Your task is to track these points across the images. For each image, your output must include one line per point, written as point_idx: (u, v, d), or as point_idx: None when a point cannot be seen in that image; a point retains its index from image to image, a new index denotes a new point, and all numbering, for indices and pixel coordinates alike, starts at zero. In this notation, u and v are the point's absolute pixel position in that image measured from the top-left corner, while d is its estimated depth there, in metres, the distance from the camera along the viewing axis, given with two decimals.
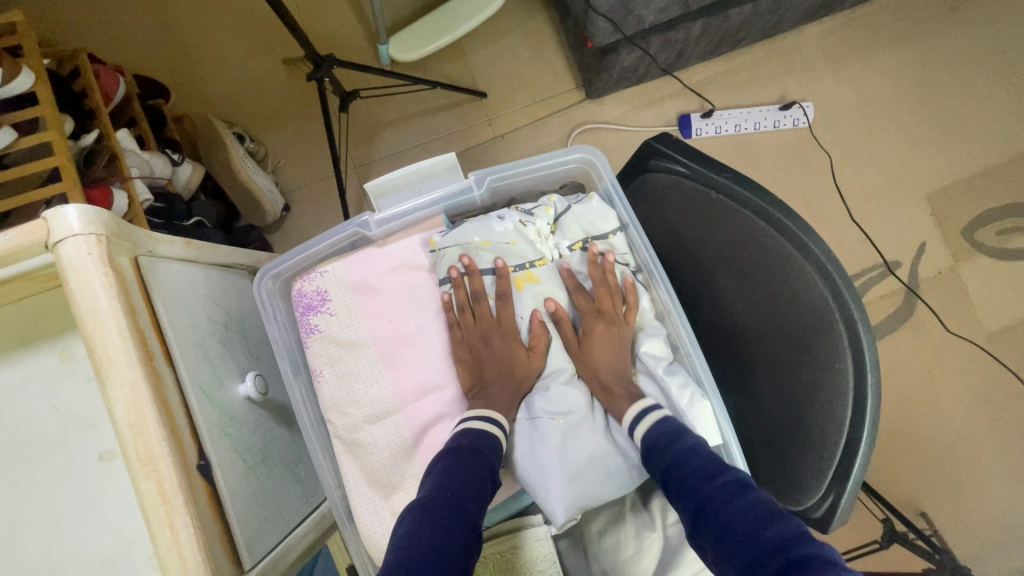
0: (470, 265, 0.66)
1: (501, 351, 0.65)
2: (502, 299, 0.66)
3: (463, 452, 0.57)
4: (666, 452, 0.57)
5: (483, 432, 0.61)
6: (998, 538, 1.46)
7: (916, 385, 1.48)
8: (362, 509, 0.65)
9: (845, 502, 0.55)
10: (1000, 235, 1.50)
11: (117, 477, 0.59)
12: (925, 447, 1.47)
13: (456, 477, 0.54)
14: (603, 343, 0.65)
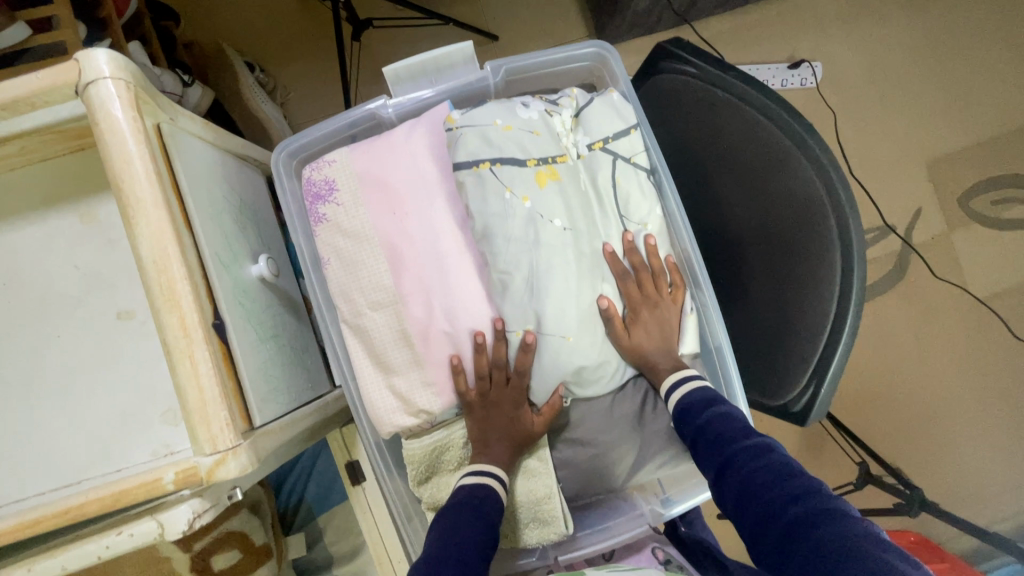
0: (501, 330, 0.57)
1: (509, 418, 0.60)
2: (520, 372, 0.59)
3: (456, 508, 0.56)
4: (696, 417, 0.58)
5: (475, 486, 0.58)
6: (966, 496, 1.51)
7: (901, 348, 1.51)
8: (370, 391, 0.62)
9: (825, 392, 0.60)
10: (996, 205, 1.51)
11: (132, 335, 0.61)
12: (905, 408, 1.51)
13: (451, 525, 0.53)
14: (645, 332, 0.61)
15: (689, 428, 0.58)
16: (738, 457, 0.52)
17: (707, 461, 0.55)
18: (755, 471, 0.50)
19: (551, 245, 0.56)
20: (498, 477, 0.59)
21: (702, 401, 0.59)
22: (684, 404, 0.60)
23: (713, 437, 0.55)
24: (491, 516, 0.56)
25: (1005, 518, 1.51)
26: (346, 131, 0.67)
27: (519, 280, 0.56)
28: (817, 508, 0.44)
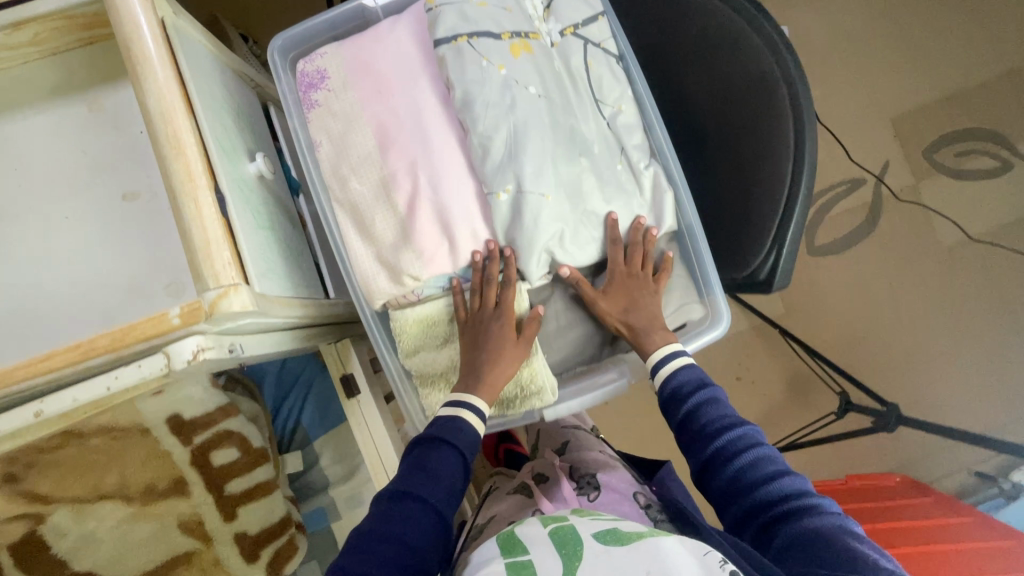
0: (494, 251, 0.62)
1: (495, 336, 0.63)
2: (506, 284, 0.64)
3: (432, 445, 0.59)
4: (688, 403, 0.63)
5: (449, 418, 0.61)
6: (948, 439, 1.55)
7: (877, 295, 1.56)
8: (359, 262, 0.64)
9: (786, 250, 0.65)
10: (959, 157, 1.59)
11: (137, 214, 0.65)
12: (885, 354, 1.55)
13: (424, 464, 0.57)
14: (622, 300, 0.67)
15: (680, 411, 0.63)
16: (732, 451, 0.58)
17: (696, 445, 0.61)
18: (749, 465, 0.57)
19: (526, 106, 0.61)
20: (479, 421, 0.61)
21: (692, 382, 0.64)
22: (674, 385, 0.64)
23: (706, 424, 0.61)
24: (462, 453, 0.59)
25: (990, 460, 1.53)
26: (331, 31, 0.72)
27: (499, 143, 0.59)
28: (804, 506, 0.53)
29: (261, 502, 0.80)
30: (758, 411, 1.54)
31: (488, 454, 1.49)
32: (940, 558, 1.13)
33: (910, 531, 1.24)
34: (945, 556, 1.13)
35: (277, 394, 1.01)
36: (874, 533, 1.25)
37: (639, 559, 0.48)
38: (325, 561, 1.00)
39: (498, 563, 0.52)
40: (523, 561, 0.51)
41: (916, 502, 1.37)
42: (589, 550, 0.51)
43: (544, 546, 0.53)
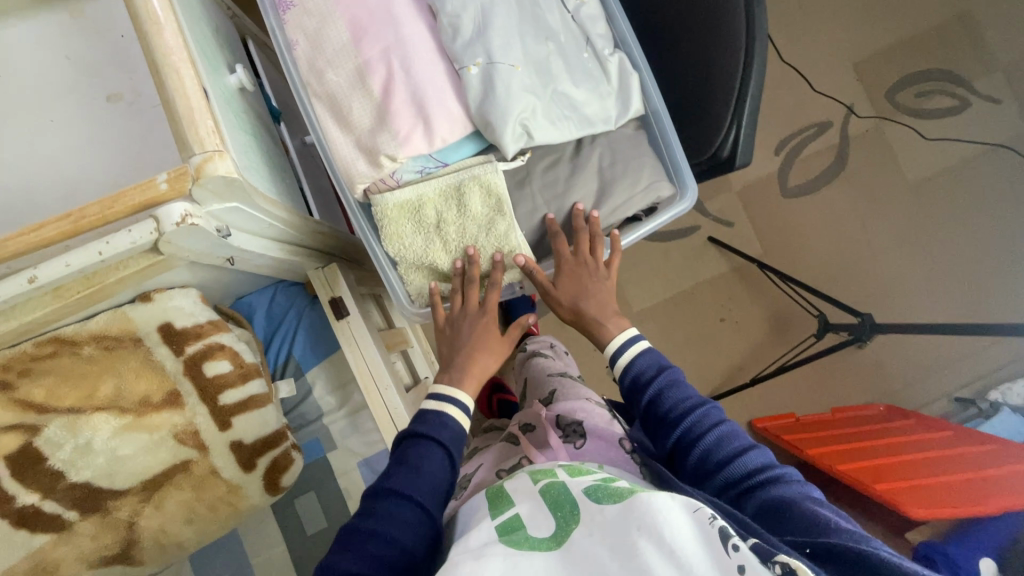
0: (473, 256, 0.69)
1: (475, 329, 0.71)
2: (490, 287, 0.70)
3: (418, 441, 0.62)
4: (648, 389, 0.66)
5: (433, 411, 0.65)
6: (927, 367, 1.60)
7: (850, 231, 1.62)
8: (339, 151, 0.67)
9: (742, 124, 0.69)
10: (920, 97, 1.65)
11: (122, 114, 0.67)
12: (862, 287, 1.60)
13: (411, 458, 0.60)
14: (571, 291, 0.72)
15: (642, 398, 0.66)
16: (697, 433, 0.61)
17: (661, 431, 0.64)
18: (714, 444, 0.60)
19: None
20: (463, 419, 0.65)
21: (650, 369, 0.68)
22: (635, 373, 0.68)
23: (668, 409, 0.64)
24: (449, 450, 0.62)
25: (967, 384, 1.58)
26: None
27: (467, 23, 0.64)
28: (769, 477, 0.56)
29: (254, 413, 0.83)
30: (742, 349, 1.58)
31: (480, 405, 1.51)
32: (923, 464, 1.18)
33: (892, 445, 1.29)
34: (928, 462, 1.18)
35: (267, 325, 1.03)
36: (859, 449, 1.29)
37: (631, 511, 0.43)
38: (323, 491, 1.01)
39: (487, 527, 0.48)
40: (513, 520, 0.48)
41: (898, 423, 1.41)
42: (583, 511, 0.46)
43: (537, 509, 0.48)
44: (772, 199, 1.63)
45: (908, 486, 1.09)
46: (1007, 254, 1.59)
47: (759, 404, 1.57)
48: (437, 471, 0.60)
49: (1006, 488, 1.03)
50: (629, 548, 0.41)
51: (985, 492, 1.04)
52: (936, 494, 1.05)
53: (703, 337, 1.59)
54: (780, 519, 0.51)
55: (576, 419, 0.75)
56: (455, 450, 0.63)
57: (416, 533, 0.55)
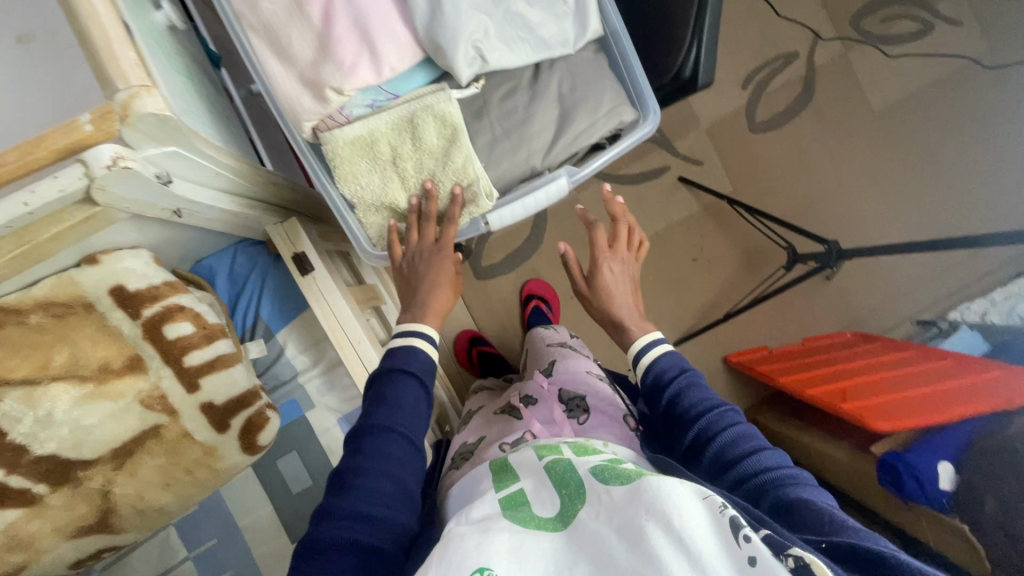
0: (431, 190, 0.66)
1: (431, 267, 0.68)
2: (449, 222, 0.67)
3: (390, 376, 0.61)
4: (667, 387, 0.70)
5: (400, 347, 0.64)
6: (892, 293, 1.65)
7: (817, 164, 1.63)
8: (281, 86, 0.63)
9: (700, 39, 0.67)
10: (884, 22, 1.63)
11: (36, 54, 0.61)
12: (830, 218, 1.62)
13: (386, 395, 0.59)
14: (605, 281, 0.82)
15: (663, 396, 0.70)
16: (711, 429, 0.64)
17: (679, 428, 0.67)
18: (726, 440, 0.62)
19: None
20: (433, 347, 0.65)
21: (673, 370, 0.72)
22: (657, 371, 0.73)
23: (686, 405, 0.67)
24: (421, 379, 0.62)
25: (929, 307, 1.64)
26: None
27: None
28: (777, 476, 0.56)
29: (224, 372, 0.81)
30: (715, 287, 1.61)
31: (460, 360, 1.51)
32: (888, 383, 1.23)
33: (858, 367, 1.34)
34: (892, 380, 1.24)
35: (231, 289, 0.99)
36: (828, 373, 1.34)
37: (638, 495, 0.43)
38: (306, 449, 1.01)
39: (491, 500, 0.50)
40: (517, 494, 0.50)
41: (864, 347, 1.47)
42: (590, 490, 0.47)
43: (541, 483, 0.50)
44: (741, 136, 1.62)
45: (874, 402, 1.14)
46: (968, 178, 1.63)
47: (733, 340, 1.61)
48: (414, 402, 0.60)
49: (965, 398, 1.08)
50: (635, 529, 0.41)
51: (945, 402, 1.09)
52: (900, 407, 1.10)
53: (677, 278, 1.60)
54: (790, 512, 0.52)
55: (578, 396, 0.78)
56: (428, 378, 0.63)
57: (403, 464, 0.56)
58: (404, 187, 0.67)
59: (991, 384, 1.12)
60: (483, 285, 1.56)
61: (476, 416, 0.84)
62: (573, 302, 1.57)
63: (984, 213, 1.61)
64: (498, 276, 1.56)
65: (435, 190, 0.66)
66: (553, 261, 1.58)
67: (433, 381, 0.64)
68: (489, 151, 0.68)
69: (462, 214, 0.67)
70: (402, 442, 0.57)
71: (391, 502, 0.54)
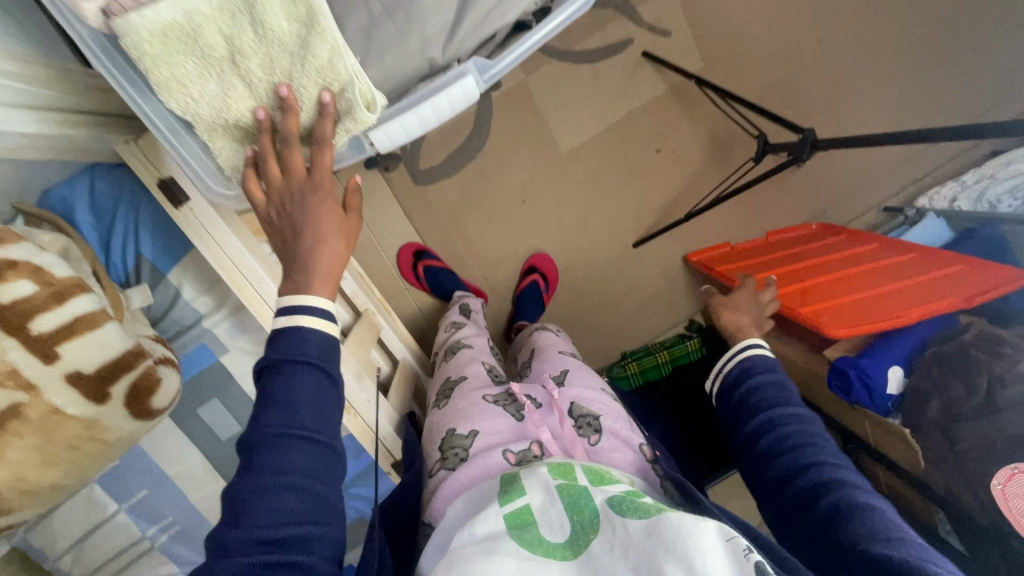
0: (290, 99, 0.48)
1: (311, 210, 0.52)
2: (319, 145, 0.50)
3: (283, 370, 0.51)
4: (751, 379, 0.81)
5: (286, 329, 0.52)
6: (862, 179, 1.55)
7: (799, 30, 1.42)
8: None
9: None
10: None
11: None
12: (809, 96, 1.45)
13: (278, 393, 0.50)
14: (735, 310, 1.09)
15: (746, 386, 0.81)
16: (780, 423, 0.73)
17: (750, 417, 0.77)
18: (793, 435, 0.71)
19: None
20: (328, 324, 0.53)
21: (764, 369, 0.82)
22: (747, 365, 0.83)
23: (764, 400, 0.77)
24: (320, 366, 0.52)
25: (897, 193, 1.57)
26: None
27: None
28: (834, 478, 0.64)
29: (87, 338, 0.66)
30: (678, 182, 1.48)
31: (406, 276, 1.41)
32: (846, 282, 1.18)
33: (816, 265, 1.29)
34: (850, 279, 1.19)
35: (99, 225, 0.80)
36: (789, 272, 1.29)
37: (658, 532, 0.49)
38: (226, 394, 0.93)
39: (497, 514, 0.57)
40: (524, 512, 0.57)
41: (827, 241, 1.41)
42: (604, 522, 0.54)
43: (551, 502, 0.57)
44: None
45: (829, 305, 1.10)
46: (956, 45, 1.46)
47: (694, 238, 1.53)
48: (317, 398, 0.51)
49: (920, 298, 1.05)
50: (654, 566, 0.48)
51: (900, 303, 1.06)
52: (855, 311, 1.07)
53: (639, 172, 1.46)
54: (839, 513, 0.60)
55: (590, 415, 0.78)
56: (331, 362, 0.53)
57: (314, 469, 0.50)
58: (252, 95, 0.49)
59: (951, 282, 1.08)
60: (423, 191, 1.39)
61: (466, 396, 0.84)
62: (525, 207, 1.44)
63: (965, 86, 1.49)
64: (439, 180, 1.38)
65: (293, 98, 0.48)
66: (501, 160, 1.40)
67: (336, 360, 0.54)
68: (366, 39, 0.49)
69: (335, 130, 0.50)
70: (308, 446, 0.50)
71: (310, 515, 0.49)
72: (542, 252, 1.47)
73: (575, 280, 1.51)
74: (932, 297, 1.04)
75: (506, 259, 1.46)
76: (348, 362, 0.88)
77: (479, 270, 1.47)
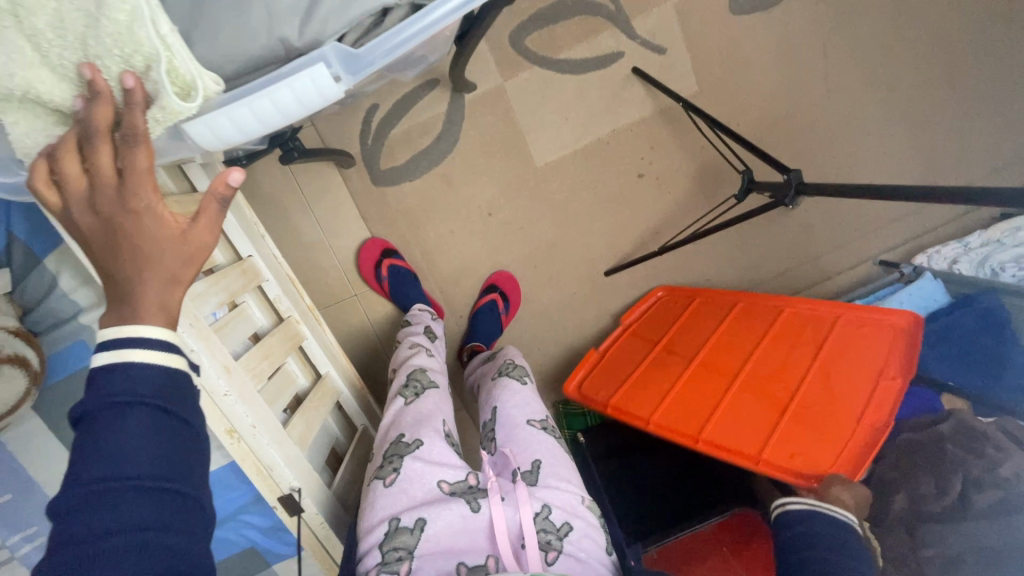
0: (97, 81, 0.37)
1: (128, 234, 0.40)
2: (131, 143, 0.38)
3: (105, 416, 0.42)
4: (805, 526, 0.75)
5: (112, 368, 0.42)
6: (858, 228, 1.44)
7: (808, 59, 1.31)
8: None
9: None
10: None
11: None
12: (812, 132, 1.34)
13: (109, 440, 0.41)
14: None
15: (795, 528, 0.75)
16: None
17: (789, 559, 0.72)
18: None
19: None
20: (162, 356, 0.43)
21: (824, 521, 0.73)
22: (804, 514, 0.76)
23: (807, 549, 0.71)
24: (156, 407, 0.43)
25: (894, 248, 1.46)
26: None
27: None
28: None
29: None
30: (660, 211, 1.37)
31: (366, 273, 1.29)
32: (765, 372, 0.97)
33: (710, 348, 1.07)
34: (763, 363, 0.98)
35: None
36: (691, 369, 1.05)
37: None
38: None
39: None
40: None
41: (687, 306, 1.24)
42: None
43: None
44: (716, 17, 1.28)
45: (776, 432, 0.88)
46: (967, 95, 1.37)
47: (670, 273, 1.42)
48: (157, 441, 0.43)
49: (859, 375, 0.88)
50: None
51: (843, 396, 0.87)
52: (807, 431, 0.87)
53: (617, 197, 1.35)
54: None
55: (553, 529, 0.75)
56: (173, 400, 0.44)
57: (160, 520, 0.42)
58: (55, 77, 0.38)
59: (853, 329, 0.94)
60: (382, 193, 1.28)
61: (419, 482, 0.77)
62: (491, 221, 1.33)
63: (973, 141, 1.39)
64: (400, 182, 1.28)
65: (101, 83, 0.37)
66: (469, 167, 1.29)
67: (179, 396, 0.45)
68: (194, 9, 0.38)
69: (148, 123, 0.39)
70: (144, 499, 0.41)
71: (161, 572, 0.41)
72: (506, 270, 1.37)
73: (540, 304, 1.40)
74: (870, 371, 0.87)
75: (466, 273, 1.36)
76: (238, 381, 0.75)
77: (436, 282, 1.36)
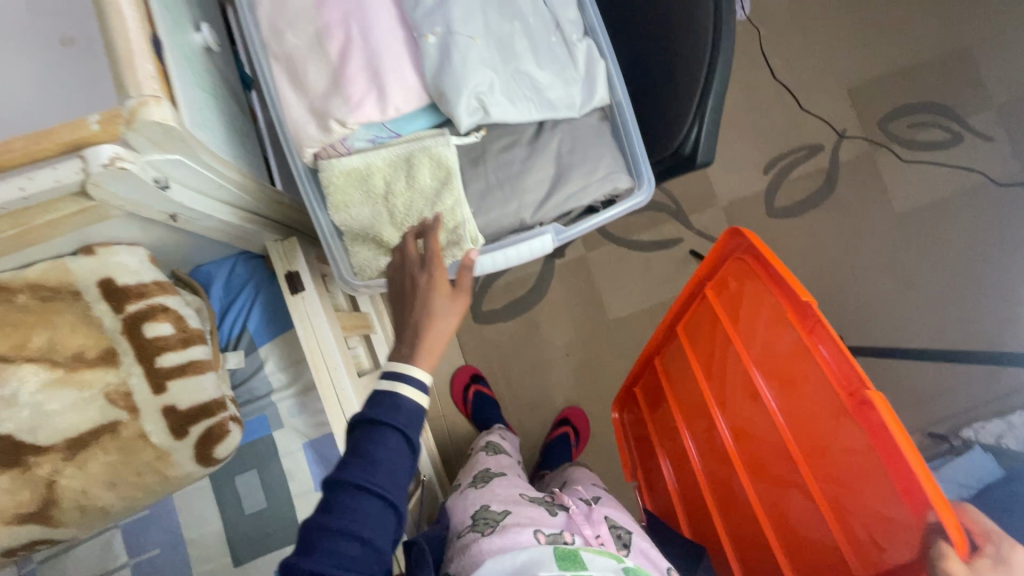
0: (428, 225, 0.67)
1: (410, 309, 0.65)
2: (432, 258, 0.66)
3: (371, 428, 0.57)
4: None
5: (386, 393, 0.59)
6: (902, 399, 1.57)
7: (835, 254, 1.61)
8: (298, 124, 0.66)
9: (701, 131, 0.75)
10: (911, 128, 1.66)
11: (70, 53, 0.80)
12: (844, 311, 1.58)
13: (372, 447, 0.56)
14: None
15: None
16: None
17: None
18: None
19: None
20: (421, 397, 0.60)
21: None
22: None
23: None
24: (404, 433, 0.58)
25: (942, 420, 1.55)
26: None
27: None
28: None
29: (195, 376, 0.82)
30: None
31: (455, 394, 1.49)
32: (756, 426, 0.83)
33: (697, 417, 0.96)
34: (743, 414, 0.85)
35: (224, 297, 1.00)
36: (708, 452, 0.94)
37: None
38: (265, 470, 1.00)
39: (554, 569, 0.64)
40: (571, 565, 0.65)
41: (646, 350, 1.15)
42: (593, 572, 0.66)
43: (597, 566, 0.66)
44: (756, 218, 1.63)
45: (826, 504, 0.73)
46: (990, 290, 1.56)
47: None
48: (398, 461, 0.56)
49: (801, 377, 0.76)
50: None
51: (820, 415, 0.73)
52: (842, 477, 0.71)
53: None
54: None
55: (622, 527, 0.80)
56: (415, 432, 0.59)
57: (380, 527, 0.54)
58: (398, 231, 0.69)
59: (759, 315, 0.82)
60: (480, 328, 1.55)
61: (504, 487, 0.86)
62: (566, 360, 1.55)
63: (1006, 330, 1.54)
64: (496, 322, 1.55)
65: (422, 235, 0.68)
66: (554, 314, 1.57)
67: (418, 431, 0.59)
68: (479, 199, 0.69)
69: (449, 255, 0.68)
70: (379, 506, 0.54)
71: (359, 564, 0.52)
72: (577, 406, 1.53)
73: (606, 442, 1.52)
74: (807, 359, 0.75)
75: (542, 404, 1.54)
76: None
77: (514, 410, 1.54)
